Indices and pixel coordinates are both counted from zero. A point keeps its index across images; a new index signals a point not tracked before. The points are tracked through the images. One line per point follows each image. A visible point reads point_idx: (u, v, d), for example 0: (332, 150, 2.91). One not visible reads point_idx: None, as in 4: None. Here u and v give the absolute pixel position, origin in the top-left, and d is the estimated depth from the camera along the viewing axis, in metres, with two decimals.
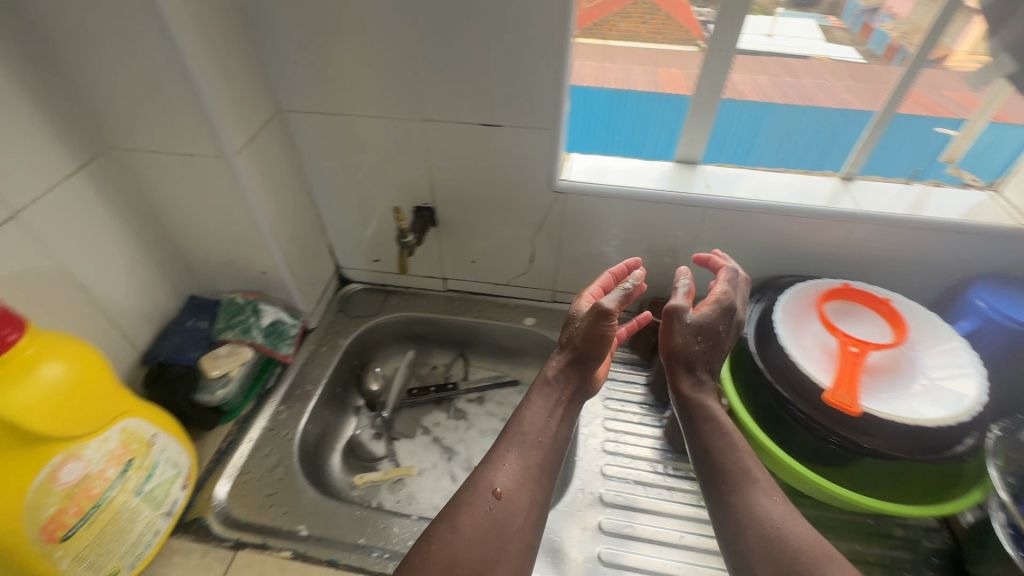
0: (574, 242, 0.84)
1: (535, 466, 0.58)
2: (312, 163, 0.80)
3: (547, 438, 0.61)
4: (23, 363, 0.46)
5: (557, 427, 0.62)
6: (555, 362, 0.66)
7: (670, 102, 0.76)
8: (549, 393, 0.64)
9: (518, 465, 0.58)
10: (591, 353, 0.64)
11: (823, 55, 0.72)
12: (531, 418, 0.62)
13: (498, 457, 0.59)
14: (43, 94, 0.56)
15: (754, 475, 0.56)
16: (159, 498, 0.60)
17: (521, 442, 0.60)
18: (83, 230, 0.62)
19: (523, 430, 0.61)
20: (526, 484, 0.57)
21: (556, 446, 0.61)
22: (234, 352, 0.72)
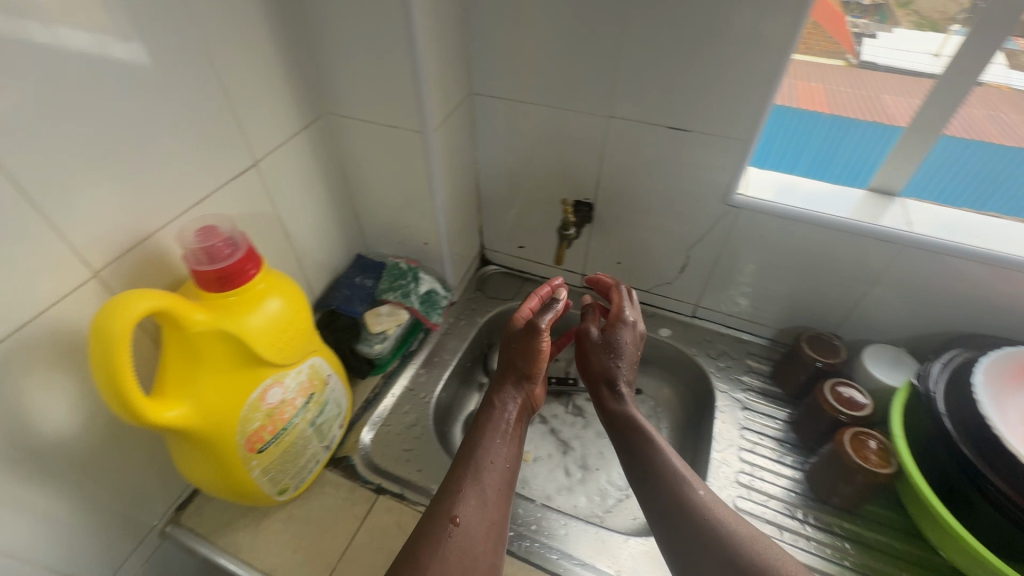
0: (731, 259, 0.80)
1: (487, 494, 0.58)
2: (485, 146, 0.83)
3: (501, 469, 0.62)
4: (256, 294, 0.53)
5: (506, 458, 0.63)
6: (500, 382, 0.70)
7: (882, 133, 0.68)
8: (494, 422, 0.66)
9: (479, 492, 0.58)
10: (515, 362, 0.70)
11: (1003, 84, 0.60)
12: (482, 442, 0.63)
13: (462, 482, 0.58)
14: (291, 60, 0.63)
15: (673, 471, 0.55)
16: (323, 432, 0.66)
17: (475, 477, 0.59)
18: (296, 184, 0.70)
19: (483, 461, 0.61)
20: (480, 510, 0.56)
21: (505, 476, 0.61)
22: (394, 314, 0.79)
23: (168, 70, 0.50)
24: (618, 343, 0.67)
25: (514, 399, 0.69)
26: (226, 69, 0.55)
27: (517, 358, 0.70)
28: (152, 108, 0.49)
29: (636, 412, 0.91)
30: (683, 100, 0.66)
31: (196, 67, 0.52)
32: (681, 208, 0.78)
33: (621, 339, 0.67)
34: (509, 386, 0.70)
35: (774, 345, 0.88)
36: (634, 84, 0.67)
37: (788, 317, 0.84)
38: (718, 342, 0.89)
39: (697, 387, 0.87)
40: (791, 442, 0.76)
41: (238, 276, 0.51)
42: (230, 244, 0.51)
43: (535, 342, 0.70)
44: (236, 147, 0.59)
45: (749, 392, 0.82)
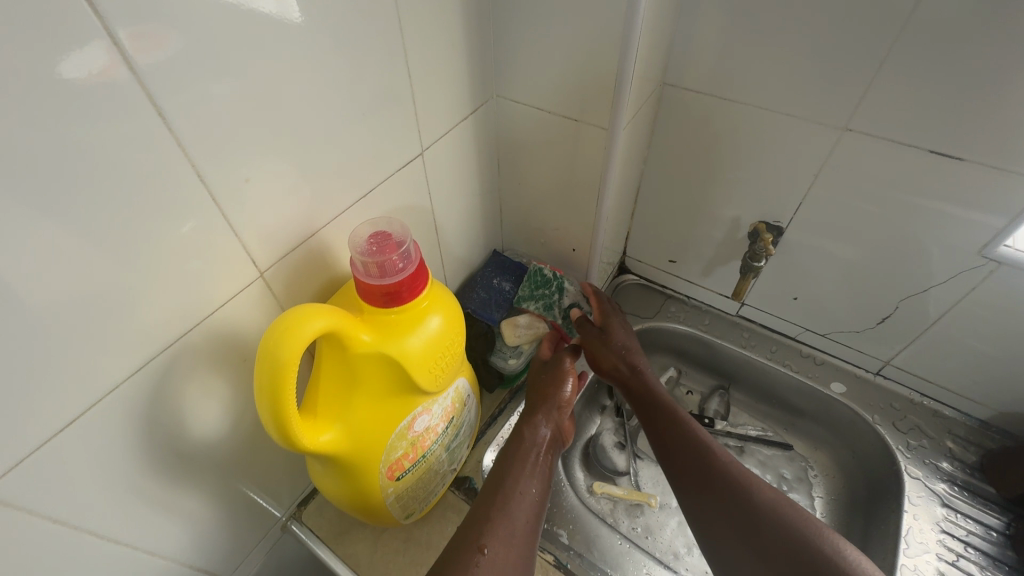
0: (961, 320, 0.64)
1: (516, 526, 0.51)
2: (660, 145, 0.72)
3: (529, 507, 0.54)
4: (419, 313, 0.46)
5: (534, 493, 0.55)
6: (530, 412, 0.63)
7: None
8: (521, 448, 0.59)
9: (506, 525, 0.50)
10: (546, 390, 0.64)
11: None
12: (511, 475, 0.55)
13: (489, 511, 0.51)
14: (475, 35, 0.55)
15: (713, 456, 0.55)
16: (454, 455, 0.60)
17: (500, 507, 0.52)
18: (455, 174, 0.63)
19: (512, 495, 0.53)
20: (509, 543, 0.49)
21: (533, 514, 0.53)
22: (533, 327, 0.71)
23: (364, 45, 0.43)
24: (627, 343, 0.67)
25: (546, 425, 0.61)
26: (416, 45, 0.48)
27: (550, 388, 0.65)
28: (343, 89, 0.43)
29: (786, 472, 0.78)
30: (965, 120, 0.51)
31: (389, 42, 0.45)
32: (908, 250, 0.62)
33: (615, 335, 0.68)
34: (539, 414, 0.63)
35: (986, 429, 0.70)
36: (897, 91, 0.52)
37: (1018, 401, 0.66)
38: (907, 412, 0.73)
39: (871, 459, 0.73)
40: (1007, 563, 0.61)
41: (406, 292, 0.44)
42: (402, 255, 0.44)
43: (560, 366, 0.66)
44: (409, 134, 0.52)
45: (949, 484, 0.67)
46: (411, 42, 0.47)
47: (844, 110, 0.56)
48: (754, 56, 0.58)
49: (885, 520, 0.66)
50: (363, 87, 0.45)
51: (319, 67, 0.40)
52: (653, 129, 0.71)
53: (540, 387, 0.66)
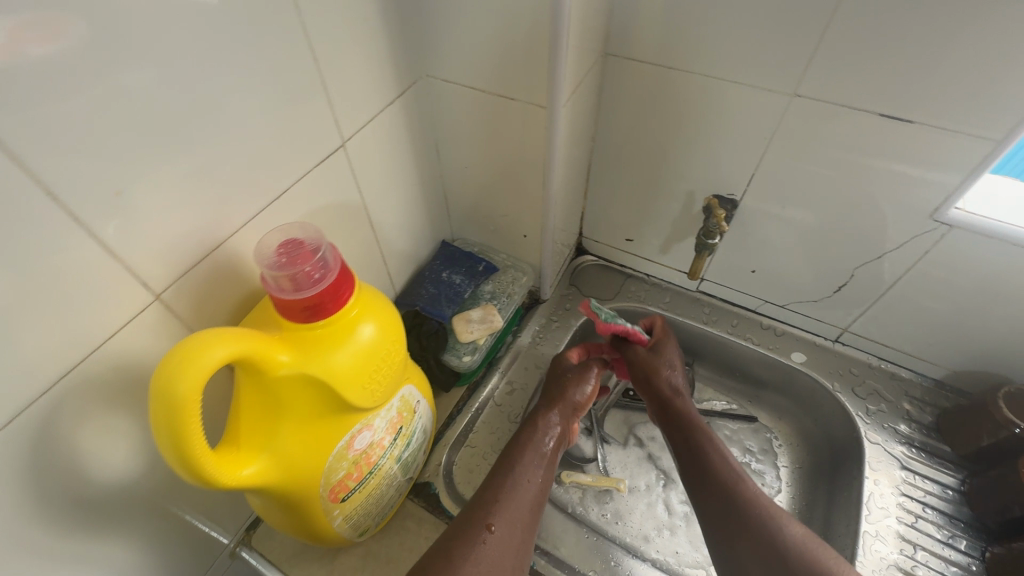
0: (915, 284, 0.64)
1: (520, 512, 0.52)
2: (608, 120, 0.68)
3: (532, 492, 0.54)
4: (348, 323, 0.42)
5: (538, 480, 0.56)
6: (545, 406, 0.62)
7: None
8: (535, 437, 0.59)
9: (509, 509, 0.51)
10: (564, 385, 0.64)
11: None
12: (521, 461, 0.56)
13: (495, 493, 0.52)
14: (393, 8, 0.49)
15: (737, 480, 0.54)
16: (409, 464, 0.57)
17: (508, 492, 0.53)
18: (386, 163, 0.57)
19: (516, 479, 0.54)
20: (509, 527, 0.50)
21: (535, 498, 0.54)
22: (486, 321, 0.67)
23: (253, 24, 0.37)
24: (670, 358, 0.66)
25: (557, 420, 0.61)
26: (320, 21, 0.42)
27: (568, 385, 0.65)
28: (234, 79, 0.37)
29: (751, 443, 0.78)
30: (915, 80, 0.48)
31: (287, 19, 0.39)
32: (862, 216, 0.61)
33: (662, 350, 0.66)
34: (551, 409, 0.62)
35: (941, 388, 0.71)
36: (844, 53, 0.50)
37: (972, 360, 0.67)
38: (866, 377, 0.73)
39: (832, 426, 0.73)
40: (962, 520, 0.62)
41: (329, 303, 0.40)
42: (320, 263, 0.39)
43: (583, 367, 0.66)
44: (325, 124, 0.47)
45: (908, 446, 0.68)
46: (315, 17, 0.41)
47: (792, 74, 0.53)
48: (700, 20, 0.54)
49: (848, 487, 0.67)
50: (259, 74, 0.39)
51: (199, 55, 0.34)
52: (600, 102, 0.67)
53: (558, 381, 0.66)
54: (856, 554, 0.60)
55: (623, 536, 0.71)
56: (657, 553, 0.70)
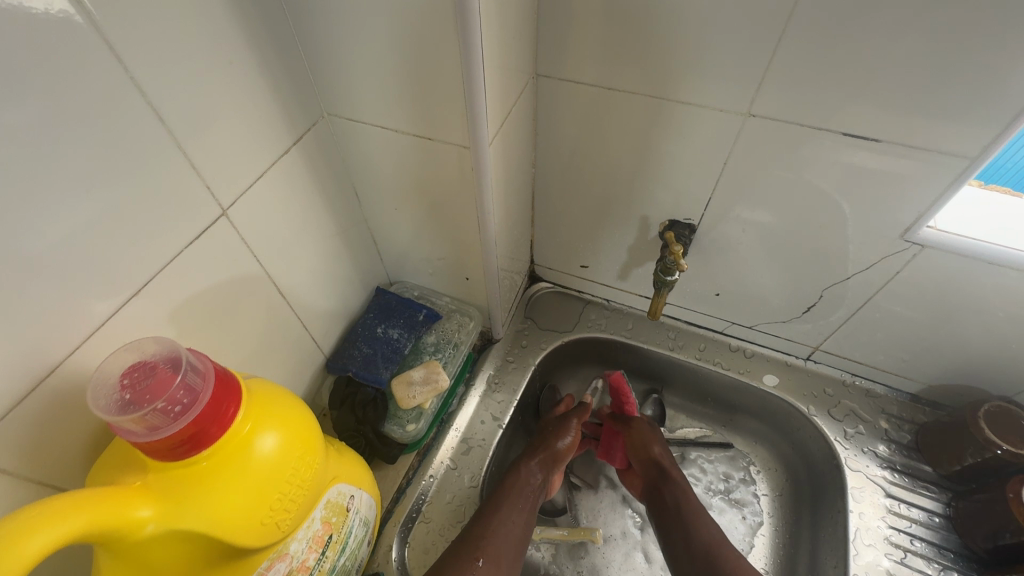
0: (884, 302, 0.60)
1: (505, 550, 0.53)
2: (548, 145, 0.61)
3: (517, 531, 0.55)
4: (240, 447, 0.33)
5: (523, 521, 0.57)
6: (529, 455, 0.63)
7: None
8: (521, 486, 0.59)
9: (496, 546, 0.53)
10: (549, 439, 0.65)
11: None
12: (508, 503, 0.57)
13: (485, 527, 0.54)
14: (269, 42, 0.41)
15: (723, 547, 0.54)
16: (348, 567, 0.49)
17: (493, 530, 0.54)
18: (290, 221, 0.49)
19: (503, 517, 0.55)
20: (496, 563, 0.51)
21: (519, 539, 0.55)
22: (430, 381, 0.60)
23: (54, 93, 0.28)
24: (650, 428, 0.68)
25: (540, 472, 0.62)
26: (161, 72, 0.33)
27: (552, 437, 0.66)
28: (37, 166, 0.29)
29: (727, 475, 0.73)
30: (875, 95, 0.43)
31: (109, 79, 0.31)
32: (827, 237, 0.56)
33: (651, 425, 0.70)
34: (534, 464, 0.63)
35: (917, 402, 0.68)
36: (796, 67, 0.44)
37: (947, 374, 0.64)
38: (841, 397, 0.69)
39: (811, 453, 0.69)
40: (950, 549, 0.59)
41: (210, 429, 0.32)
42: (184, 387, 0.31)
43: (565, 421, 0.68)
44: (192, 194, 0.38)
45: (890, 470, 0.64)
46: (153, 70, 0.33)
47: (741, 93, 0.48)
48: (634, 37, 0.48)
49: (831, 521, 0.63)
50: (77, 153, 0.30)
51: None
52: (535, 126, 0.60)
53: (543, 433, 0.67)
54: None
55: None
56: None
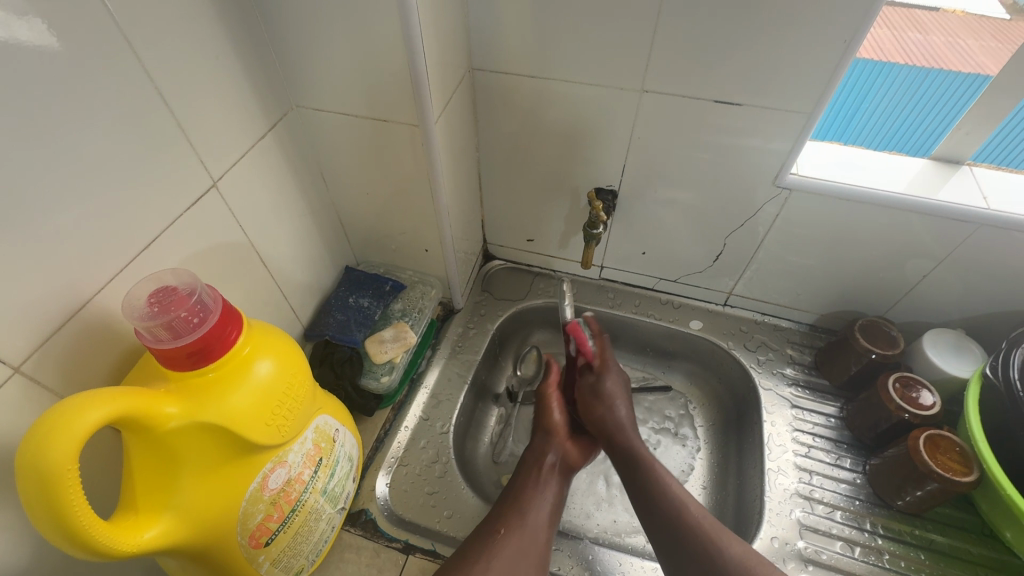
0: (774, 243, 0.72)
1: (526, 519, 0.58)
2: (488, 131, 0.72)
3: (544, 511, 0.60)
4: (241, 364, 0.41)
5: (550, 501, 0.62)
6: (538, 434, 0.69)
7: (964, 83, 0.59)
8: (532, 468, 0.65)
9: (519, 521, 0.58)
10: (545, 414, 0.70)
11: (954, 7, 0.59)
12: (532, 486, 0.62)
13: (504, 510, 0.59)
14: (246, 44, 0.50)
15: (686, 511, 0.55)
16: (336, 494, 0.55)
17: (510, 507, 0.60)
18: (268, 197, 0.57)
19: (524, 497, 0.61)
20: (522, 536, 0.56)
21: (547, 515, 0.60)
22: (400, 338, 0.69)
23: (85, 75, 0.37)
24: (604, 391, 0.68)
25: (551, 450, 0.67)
26: (164, 65, 0.42)
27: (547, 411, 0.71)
28: (74, 132, 0.37)
29: (668, 412, 0.83)
30: (731, 69, 0.56)
31: (124, 67, 0.39)
32: (721, 191, 0.68)
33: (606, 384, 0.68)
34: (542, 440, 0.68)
35: (814, 330, 0.81)
36: (672, 50, 0.56)
37: (834, 302, 0.77)
38: (754, 333, 0.82)
39: (734, 382, 0.81)
40: (845, 441, 0.71)
41: (216, 346, 0.39)
42: (198, 305, 0.39)
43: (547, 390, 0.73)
44: (188, 166, 0.46)
45: (795, 387, 0.76)
46: (157, 61, 0.41)
47: (635, 74, 0.60)
48: (547, 33, 0.59)
49: (751, 433, 0.74)
50: (102, 126, 0.38)
51: (31, 112, 0.34)
52: (476, 116, 0.70)
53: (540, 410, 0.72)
54: (763, 492, 0.67)
55: (567, 520, 0.73)
56: (598, 527, 0.73)
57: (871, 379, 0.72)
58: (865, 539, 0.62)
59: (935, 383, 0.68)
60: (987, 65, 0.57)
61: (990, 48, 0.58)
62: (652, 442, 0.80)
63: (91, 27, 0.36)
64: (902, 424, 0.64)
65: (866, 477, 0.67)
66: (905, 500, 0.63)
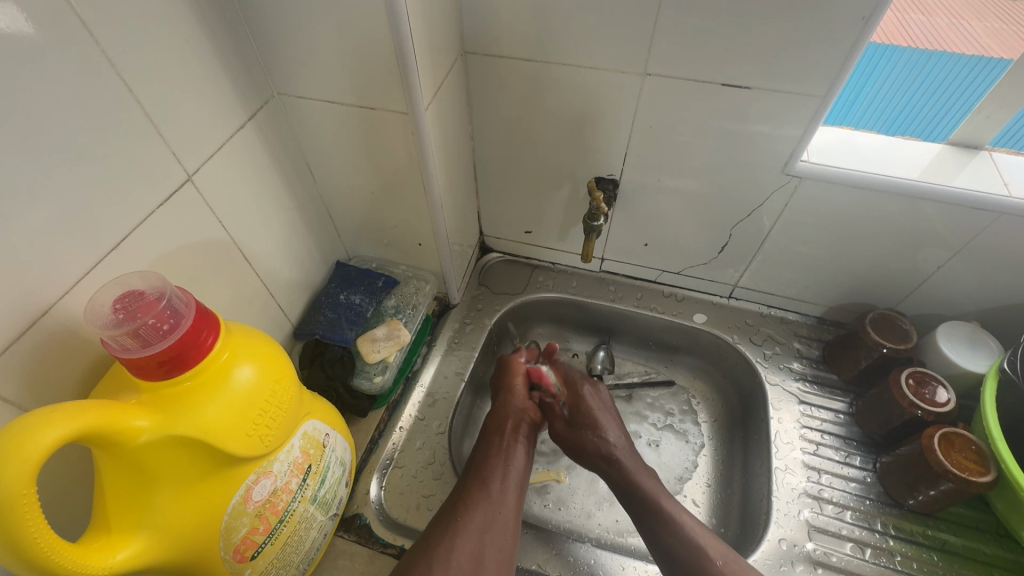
0: (781, 234, 0.70)
1: (490, 489, 0.57)
2: (483, 119, 0.68)
3: (510, 478, 0.59)
4: (219, 371, 0.38)
5: (516, 467, 0.60)
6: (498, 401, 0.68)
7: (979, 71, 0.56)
8: (496, 436, 0.63)
9: (483, 492, 0.56)
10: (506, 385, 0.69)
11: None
12: (494, 453, 0.61)
13: (467, 481, 0.58)
14: (219, 28, 0.46)
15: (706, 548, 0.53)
16: (328, 501, 0.53)
17: (472, 477, 0.58)
18: (249, 192, 0.54)
19: (487, 467, 0.59)
20: (487, 506, 0.55)
21: (512, 481, 0.59)
22: (393, 336, 0.67)
23: (41, 63, 0.33)
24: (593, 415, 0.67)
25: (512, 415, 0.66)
26: (129, 53, 0.39)
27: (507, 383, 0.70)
28: (29, 124, 0.34)
29: (670, 407, 0.81)
30: (741, 51, 0.53)
31: (85, 56, 0.36)
32: (728, 181, 0.65)
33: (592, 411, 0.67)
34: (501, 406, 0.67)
35: (822, 323, 0.79)
36: (676, 30, 0.53)
37: (844, 294, 0.74)
38: (761, 326, 0.79)
39: (740, 377, 0.78)
40: (854, 438, 0.68)
41: (192, 353, 0.37)
42: (169, 310, 0.37)
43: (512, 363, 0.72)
44: (159, 160, 0.43)
45: (802, 382, 0.74)
46: (119, 47, 0.38)
47: (638, 56, 0.56)
48: (545, 14, 0.55)
49: (757, 430, 0.72)
50: (63, 120, 0.35)
51: None
52: (470, 103, 0.67)
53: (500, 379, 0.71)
54: (770, 492, 0.65)
55: (568, 520, 0.71)
56: (599, 527, 0.71)
57: (882, 373, 0.69)
58: (876, 540, 0.60)
59: (950, 377, 0.65)
60: (991, 46, 0.55)
61: (996, 29, 0.56)
62: (655, 439, 0.78)
63: (43, 11, 0.33)
64: (915, 422, 0.62)
65: (876, 476, 0.65)
66: (917, 500, 0.61)
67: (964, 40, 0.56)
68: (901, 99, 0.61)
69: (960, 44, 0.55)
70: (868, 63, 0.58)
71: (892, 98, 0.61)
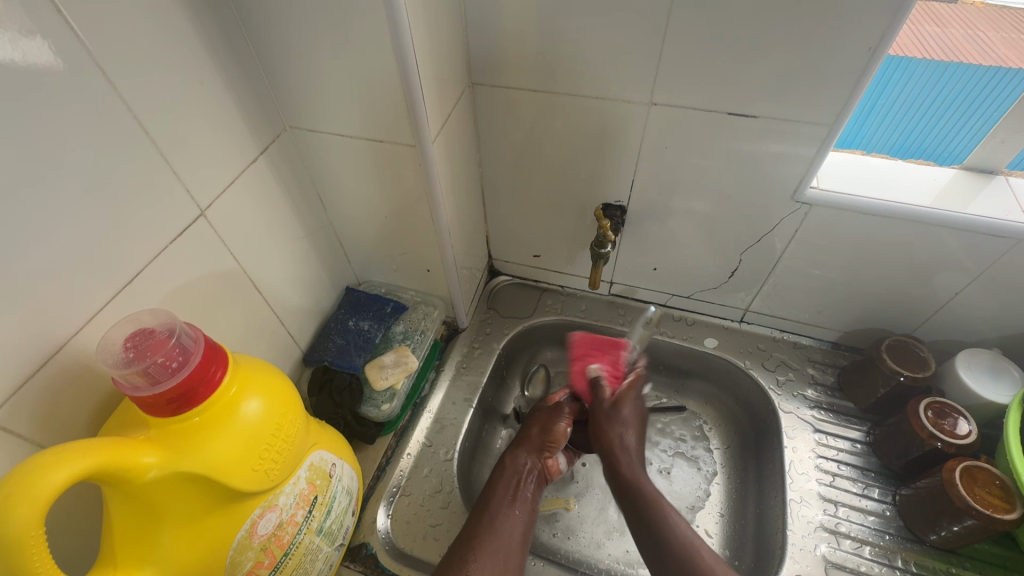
0: (791, 259, 0.69)
1: (499, 540, 0.54)
2: (491, 146, 0.69)
3: (518, 527, 0.56)
4: (227, 407, 0.39)
5: (524, 515, 0.58)
6: (512, 447, 0.65)
7: (999, 80, 0.53)
8: (508, 482, 0.60)
9: (493, 542, 0.54)
10: (529, 431, 0.67)
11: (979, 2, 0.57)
12: (504, 499, 0.58)
13: (474, 529, 0.55)
14: (234, 67, 0.48)
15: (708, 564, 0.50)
16: (334, 531, 0.52)
17: (480, 525, 0.55)
18: (261, 222, 0.55)
19: (498, 516, 0.56)
20: (495, 558, 0.52)
21: (522, 534, 0.56)
22: (401, 363, 0.67)
23: (62, 108, 0.35)
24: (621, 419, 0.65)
25: (528, 458, 0.64)
26: (146, 95, 0.40)
27: (535, 430, 0.67)
28: (49, 167, 0.35)
29: (681, 433, 0.80)
30: (744, 80, 0.53)
31: (105, 101, 0.37)
32: (735, 207, 0.65)
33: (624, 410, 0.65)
34: (518, 449, 0.65)
35: (837, 348, 0.77)
36: (680, 61, 0.54)
37: (857, 319, 0.73)
38: (773, 352, 0.78)
39: (753, 404, 0.77)
40: (872, 469, 0.67)
41: (200, 389, 0.37)
42: (178, 348, 0.38)
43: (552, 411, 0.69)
44: (172, 195, 0.44)
45: (817, 410, 0.72)
46: (138, 90, 0.40)
47: (643, 86, 0.57)
48: (550, 47, 0.56)
49: (771, 458, 0.71)
50: (82, 160, 0.37)
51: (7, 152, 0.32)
52: (478, 131, 0.68)
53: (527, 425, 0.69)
54: (785, 526, 0.63)
55: (577, 550, 0.70)
56: (609, 557, 0.69)
57: (899, 401, 0.68)
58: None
59: (971, 406, 0.64)
60: (1008, 56, 0.53)
61: (1013, 40, 0.54)
62: (666, 466, 0.76)
63: (66, 62, 0.34)
64: (935, 454, 0.60)
65: (897, 510, 0.63)
66: (940, 536, 0.58)
67: (981, 51, 0.54)
68: (918, 114, 0.59)
69: (977, 54, 0.53)
70: (885, 79, 0.56)
71: (906, 115, 0.60)
